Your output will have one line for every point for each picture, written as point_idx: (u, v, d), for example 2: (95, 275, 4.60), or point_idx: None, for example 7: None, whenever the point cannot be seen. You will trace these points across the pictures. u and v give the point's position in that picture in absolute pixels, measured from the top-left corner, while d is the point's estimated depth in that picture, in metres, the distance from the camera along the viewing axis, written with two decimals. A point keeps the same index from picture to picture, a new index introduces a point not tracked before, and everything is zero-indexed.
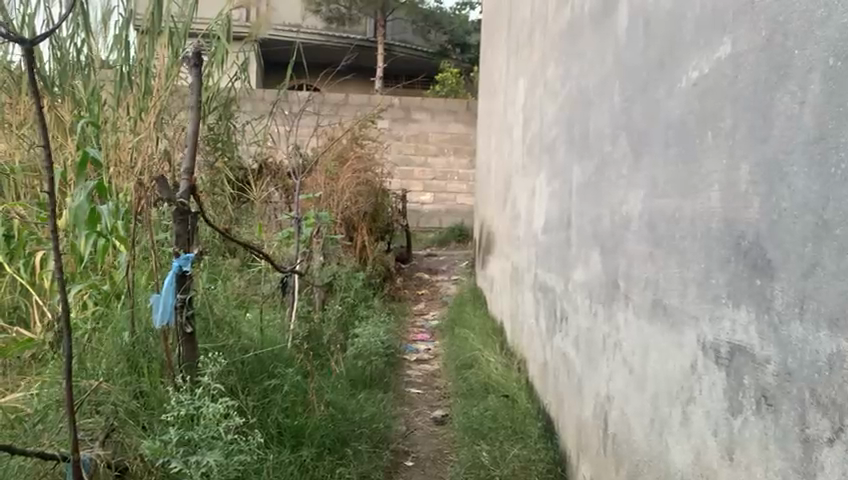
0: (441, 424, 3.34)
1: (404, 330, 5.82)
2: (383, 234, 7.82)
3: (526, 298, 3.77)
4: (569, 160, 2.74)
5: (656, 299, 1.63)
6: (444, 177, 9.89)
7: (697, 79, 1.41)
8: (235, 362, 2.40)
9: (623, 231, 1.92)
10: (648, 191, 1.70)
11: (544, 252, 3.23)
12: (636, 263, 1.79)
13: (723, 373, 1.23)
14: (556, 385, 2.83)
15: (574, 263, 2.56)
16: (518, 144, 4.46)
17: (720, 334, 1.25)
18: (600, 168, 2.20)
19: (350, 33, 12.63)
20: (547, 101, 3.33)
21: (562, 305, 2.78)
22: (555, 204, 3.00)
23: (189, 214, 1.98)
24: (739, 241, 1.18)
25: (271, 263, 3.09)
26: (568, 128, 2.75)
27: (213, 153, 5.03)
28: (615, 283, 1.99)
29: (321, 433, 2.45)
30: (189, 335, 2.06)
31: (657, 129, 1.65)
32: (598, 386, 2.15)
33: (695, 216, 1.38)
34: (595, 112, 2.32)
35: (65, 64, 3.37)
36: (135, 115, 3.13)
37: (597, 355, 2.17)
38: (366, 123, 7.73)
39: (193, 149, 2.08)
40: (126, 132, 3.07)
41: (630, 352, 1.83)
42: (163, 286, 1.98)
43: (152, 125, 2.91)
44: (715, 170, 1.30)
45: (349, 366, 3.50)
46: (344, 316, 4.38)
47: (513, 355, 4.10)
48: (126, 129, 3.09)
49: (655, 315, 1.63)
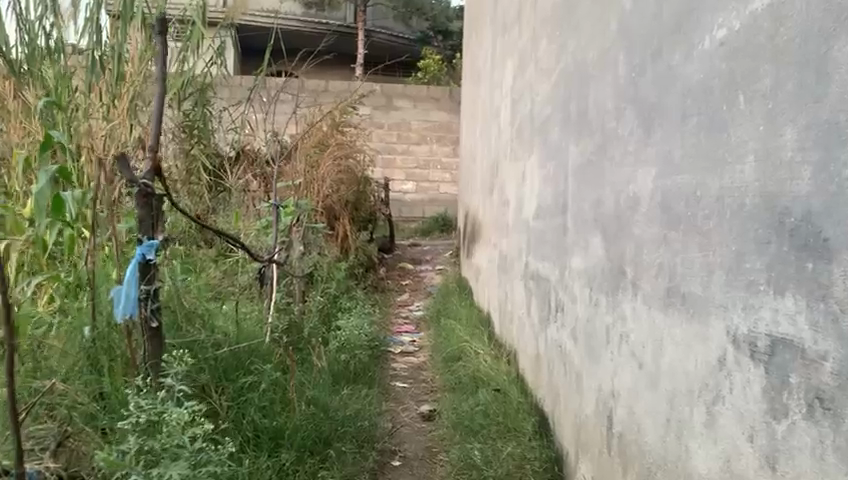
0: (429, 420, 3.18)
1: (388, 322, 5.66)
2: (365, 223, 7.64)
3: (516, 288, 3.61)
4: (564, 141, 2.58)
5: (671, 286, 1.47)
6: (427, 166, 9.72)
7: (724, 37, 1.25)
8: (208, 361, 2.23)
9: (630, 214, 1.76)
10: (662, 167, 1.55)
11: (537, 240, 3.07)
12: (647, 247, 1.63)
13: (762, 370, 1.08)
14: (551, 380, 2.68)
15: (571, 249, 2.41)
16: (506, 128, 4.29)
17: (757, 326, 1.09)
18: (602, 146, 2.04)
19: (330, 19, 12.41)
20: (538, 81, 3.18)
21: (556, 294, 2.63)
22: (549, 188, 2.84)
23: (154, 197, 1.80)
24: (783, 218, 1.02)
25: (248, 254, 2.91)
26: (564, 107, 2.59)
27: (189, 140, 4.84)
28: (620, 270, 1.84)
29: (303, 434, 2.28)
30: (156, 331, 1.87)
31: (673, 98, 1.49)
32: (600, 381, 1.99)
33: (724, 192, 1.22)
34: (595, 87, 2.16)
35: (34, 49, 3.09)
36: (107, 101, 2.90)
37: (599, 349, 2.01)
38: (346, 109, 7.53)
39: (158, 127, 1.88)
40: (98, 118, 2.81)
41: (639, 345, 1.67)
42: (126, 275, 1.81)
43: (125, 113, 2.90)
44: (749, 138, 1.14)
45: (330, 359, 3.33)
46: (327, 308, 4.21)
47: (502, 346, 3.96)
48: (97, 115, 2.84)
49: (671, 304, 1.47)
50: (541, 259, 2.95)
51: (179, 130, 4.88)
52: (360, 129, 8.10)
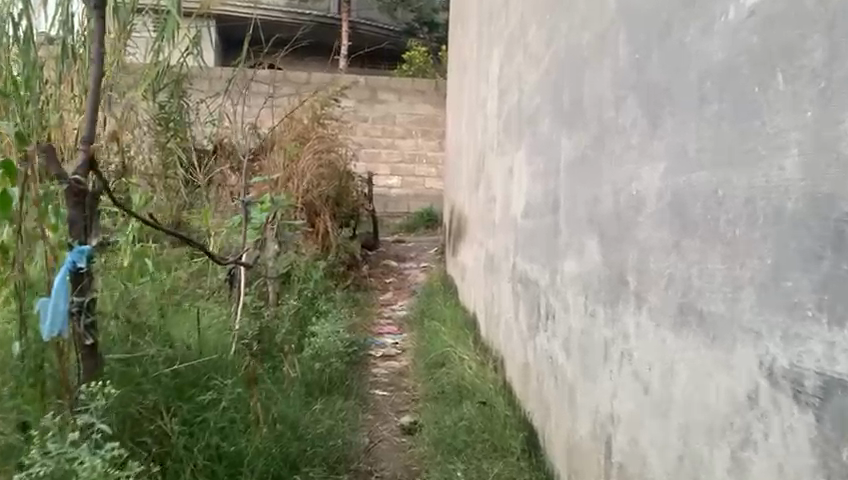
0: (409, 434, 2.96)
1: (369, 323, 5.43)
2: (347, 219, 7.39)
3: (504, 290, 3.40)
4: (556, 133, 2.36)
5: (684, 302, 1.26)
6: (412, 160, 9.48)
7: (754, 5, 1.02)
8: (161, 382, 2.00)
9: (634, 216, 1.54)
10: (672, 162, 1.33)
11: (525, 240, 2.85)
12: (654, 255, 1.41)
13: (810, 416, 0.86)
14: (541, 394, 2.47)
15: (564, 253, 2.19)
16: (493, 121, 4.06)
17: (804, 361, 0.88)
18: (599, 139, 1.82)
19: (313, 10, 12.12)
20: (527, 69, 2.95)
21: (546, 302, 2.42)
22: (538, 184, 2.62)
23: (87, 196, 1.56)
24: (841, 228, 0.81)
25: (211, 256, 2.67)
26: (556, 96, 2.37)
27: (165, 134, 4.58)
28: (621, 279, 1.62)
29: (266, 459, 2.06)
30: (90, 349, 1.64)
31: (686, 82, 1.27)
32: (597, 403, 1.78)
33: (755, 193, 1.01)
34: (591, 73, 1.93)
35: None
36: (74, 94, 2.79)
37: (596, 366, 1.80)
38: (327, 101, 7.29)
39: (93, 115, 1.63)
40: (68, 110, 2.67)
41: (644, 366, 1.46)
42: (54, 286, 1.56)
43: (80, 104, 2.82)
44: (791, 127, 0.92)
45: (301, 370, 3.10)
46: (302, 311, 3.98)
47: (488, 351, 3.74)
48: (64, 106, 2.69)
49: (686, 323, 1.25)
50: (530, 260, 2.74)
51: (153, 123, 4.54)
52: (343, 122, 7.85)
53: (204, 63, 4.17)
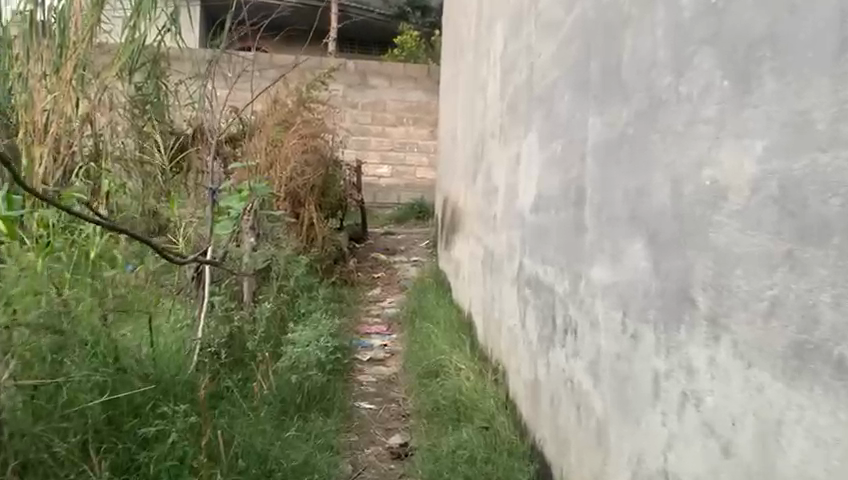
0: (398, 460, 2.60)
1: (355, 323, 5.03)
2: (334, 209, 6.98)
3: (507, 295, 3.01)
4: (578, 111, 1.97)
5: (804, 342, 0.88)
6: (403, 148, 9.07)
7: None
8: (88, 423, 1.68)
9: (707, 214, 1.16)
10: (783, 139, 0.94)
11: (534, 239, 2.47)
12: (745, 270, 1.03)
13: None
14: (555, 422, 2.09)
15: (590, 256, 1.80)
16: (494, 103, 3.66)
17: None
18: (648, 114, 1.43)
19: None
20: (539, 41, 2.56)
21: (564, 314, 2.04)
22: (555, 174, 2.22)
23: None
24: None
25: (163, 256, 2.28)
26: (579, 68, 1.98)
27: (141, 116, 4.20)
28: (683, 297, 1.24)
29: None
30: None
31: (811, 21, 0.88)
32: (643, 451, 1.40)
33: None
34: (633, 32, 1.54)
35: None
36: None
37: (641, 405, 1.42)
38: (315, 83, 6.87)
39: None
40: None
41: (722, 420, 1.08)
42: None
43: None
44: None
45: (274, 385, 2.72)
46: (280, 313, 3.59)
47: (488, 359, 3.36)
48: None
49: (806, 374, 0.87)
50: (541, 262, 2.37)
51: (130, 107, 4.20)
52: (333, 107, 7.44)
53: (181, 40, 3.78)
